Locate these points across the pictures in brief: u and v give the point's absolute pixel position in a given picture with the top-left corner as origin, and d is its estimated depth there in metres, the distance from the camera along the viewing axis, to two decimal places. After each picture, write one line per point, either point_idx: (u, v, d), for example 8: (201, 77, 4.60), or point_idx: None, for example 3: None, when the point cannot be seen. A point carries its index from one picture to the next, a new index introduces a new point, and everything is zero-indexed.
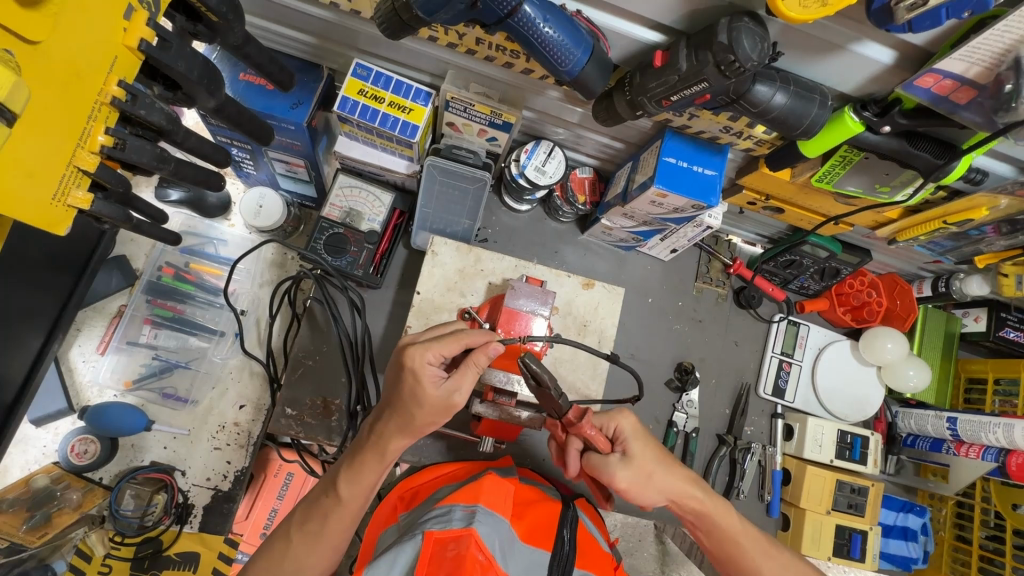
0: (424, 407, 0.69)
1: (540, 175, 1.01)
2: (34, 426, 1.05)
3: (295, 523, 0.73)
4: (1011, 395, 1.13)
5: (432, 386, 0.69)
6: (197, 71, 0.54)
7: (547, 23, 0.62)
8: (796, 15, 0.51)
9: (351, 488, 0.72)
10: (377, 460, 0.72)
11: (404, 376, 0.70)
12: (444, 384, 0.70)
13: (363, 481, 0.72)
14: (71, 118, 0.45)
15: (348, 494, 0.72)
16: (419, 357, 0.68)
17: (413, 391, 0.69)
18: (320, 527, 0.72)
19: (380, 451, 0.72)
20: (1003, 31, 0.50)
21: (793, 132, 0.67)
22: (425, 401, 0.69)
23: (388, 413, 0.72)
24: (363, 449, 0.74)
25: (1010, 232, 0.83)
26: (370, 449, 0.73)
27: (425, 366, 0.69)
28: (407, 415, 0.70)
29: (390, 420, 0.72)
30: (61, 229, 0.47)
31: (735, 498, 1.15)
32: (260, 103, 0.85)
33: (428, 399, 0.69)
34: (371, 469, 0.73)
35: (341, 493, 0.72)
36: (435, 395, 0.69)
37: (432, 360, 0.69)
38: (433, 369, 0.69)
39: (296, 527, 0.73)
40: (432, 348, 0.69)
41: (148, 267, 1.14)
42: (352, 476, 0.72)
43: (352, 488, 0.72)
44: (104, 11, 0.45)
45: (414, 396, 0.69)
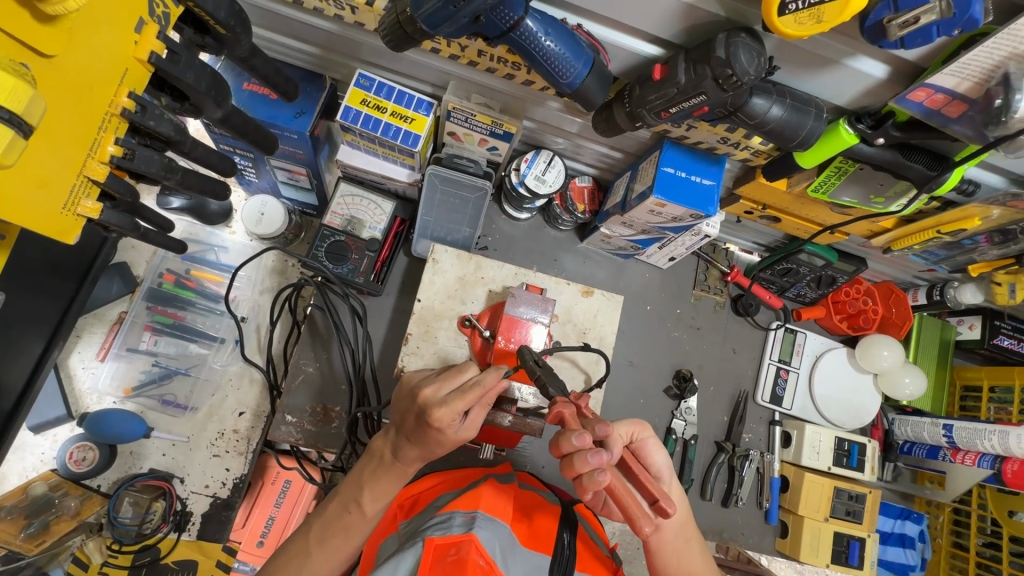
0: (445, 445, 0.68)
1: (539, 184, 1.02)
2: (33, 433, 1.05)
3: (315, 538, 0.73)
4: (1006, 402, 1.15)
5: (454, 431, 0.67)
6: (205, 82, 0.55)
7: (548, 37, 0.63)
8: (792, 32, 0.53)
9: (375, 504, 0.73)
10: (397, 479, 0.73)
11: (427, 429, 0.66)
12: (462, 424, 0.68)
13: (382, 490, 0.73)
14: (83, 129, 0.46)
15: (372, 510, 0.73)
16: (448, 419, 0.64)
17: (435, 436, 0.67)
18: (343, 543, 0.73)
19: (398, 470, 0.73)
20: (992, 47, 0.51)
21: (789, 143, 0.68)
22: (446, 442, 0.68)
23: (407, 443, 0.71)
24: (381, 472, 0.74)
25: (1002, 242, 0.85)
26: (388, 469, 0.73)
27: (448, 419, 0.65)
28: (426, 447, 0.69)
29: (410, 449, 0.71)
30: (70, 238, 0.47)
31: (733, 505, 1.16)
32: (264, 113, 0.86)
33: (448, 439, 0.68)
34: (390, 485, 0.73)
35: (366, 509, 0.73)
36: (455, 436, 0.68)
37: (455, 413, 0.65)
38: (456, 418, 0.66)
39: (315, 542, 0.73)
40: (457, 402, 0.64)
41: (149, 273, 1.14)
42: (375, 495, 0.74)
43: (376, 503, 0.73)
44: (117, 25, 0.46)
45: (434, 438, 0.68)
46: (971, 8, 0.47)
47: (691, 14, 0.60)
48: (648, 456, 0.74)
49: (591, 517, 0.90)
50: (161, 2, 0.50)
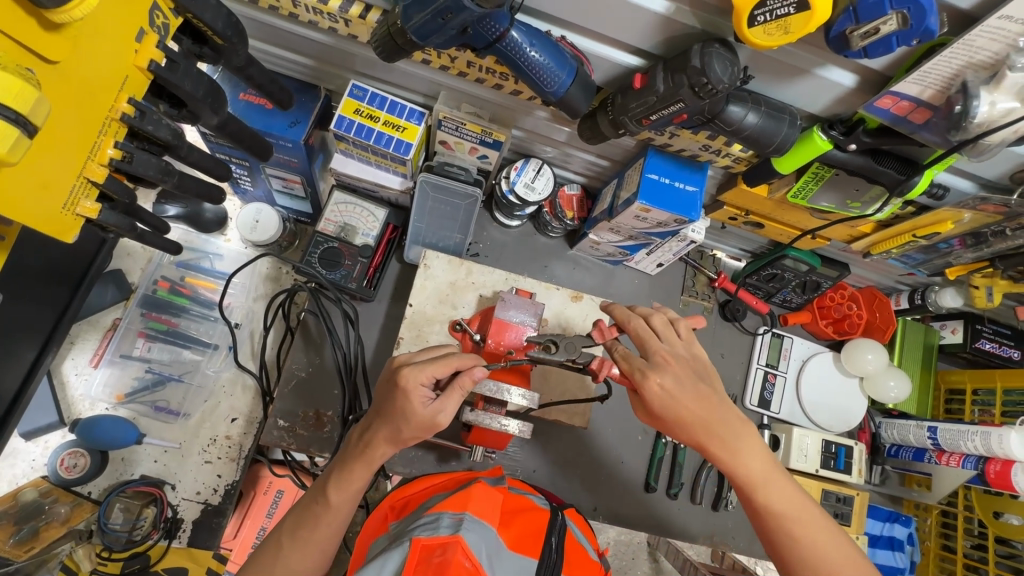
0: (411, 422, 0.69)
1: (529, 192, 1.05)
2: (24, 439, 1.05)
3: (287, 532, 0.73)
4: (989, 404, 1.17)
5: (420, 405, 0.68)
6: (202, 90, 0.57)
7: (533, 47, 0.66)
8: (761, 42, 0.56)
9: (339, 494, 0.73)
10: (362, 465, 0.73)
11: (395, 393, 0.69)
12: (431, 403, 0.69)
13: (351, 486, 0.73)
14: (84, 132, 0.48)
15: (337, 499, 0.73)
16: (412, 377, 0.68)
17: (402, 408, 0.69)
18: (309, 533, 0.72)
19: (366, 456, 0.73)
20: (950, 57, 0.54)
21: (765, 150, 0.71)
22: (411, 416, 0.69)
23: (378, 421, 0.72)
24: (350, 457, 0.74)
25: (975, 245, 0.88)
26: (358, 458, 0.73)
27: (416, 385, 0.68)
28: (394, 426, 0.70)
29: (380, 428, 0.72)
30: (69, 236, 0.49)
31: (723, 509, 1.17)
32: (259, 122, 0.88)
33: (414, 416, 0.69)
34: (356, 474, 0.73)
35: (331, 499, 0.73)
36: (420, 412, 0.69)
37: (425, 381, 0.69)
38: (425, 389, 0.69)
39: (287, 535, 0.73)
40: (428, 368, 0.69)
41: (144, 280, 1.15)
42: (340, 483, 0.73)
43: (340, 493, 0.73)
44: (118, 34, 0.49)
45: (402, 412, 0.69)
46: (927, 19, 0.50)
47: (668, 27, 0.63)
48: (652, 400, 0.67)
49: (579, 520, 0.90)
50: (161, 13, 0.53)
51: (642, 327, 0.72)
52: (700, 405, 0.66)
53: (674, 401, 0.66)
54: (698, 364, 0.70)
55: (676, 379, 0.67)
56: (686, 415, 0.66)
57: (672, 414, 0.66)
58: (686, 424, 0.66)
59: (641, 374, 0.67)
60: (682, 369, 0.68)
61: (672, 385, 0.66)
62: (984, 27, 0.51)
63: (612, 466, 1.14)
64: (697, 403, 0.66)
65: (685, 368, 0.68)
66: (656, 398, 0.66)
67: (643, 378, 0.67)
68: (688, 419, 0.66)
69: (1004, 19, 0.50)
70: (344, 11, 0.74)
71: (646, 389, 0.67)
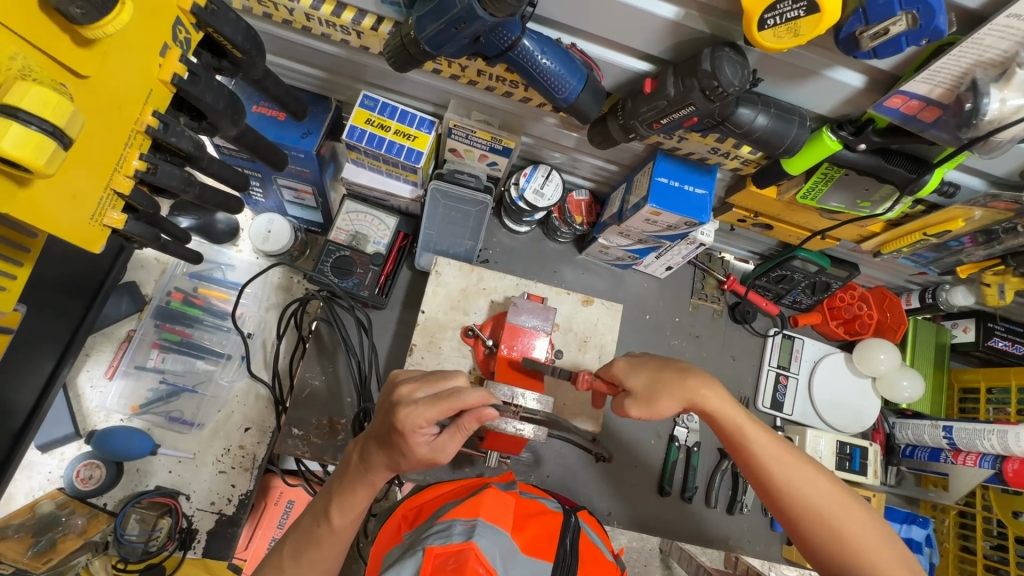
0: (410, 459, 0.67)
1: (538, 198, 1.06)
2: (40, 451, 1.05)
3: (288, 553, 0.72)
4: (1004, 403, 1.16)
5: (422, 446, 0.65)
6: (223, 102, 0.59)
7: (544, 55, 0.67)
8: (772, 45, 0.57)
9: (343, 519, 0.71)
10: (362, 491, 0.71)
11: (393, 431, 0.65)
12: (433, 442, 0.66)
13: (352, 509, 0.71)
14: (112, 145, 0.49)
15: (341, 523, 0.71)
16: (412, 422, 0.63)
17: (401, 445, 0.66)
18: (311, 557, 0.71)
19: (366, 481, 0.71)
20: (958, 56, 0.55)
21: (775, 151, 0.72)
22: (412, 455, 0.66)
23: (376, 451, 0.69)
24: (348, 481, 0.72)
25: (986, 242, 0.88)
26: (358, 479, 0.71)
27: (416, 431, 0.64)
28: (394, 457, 0.68)
29: (378, 457, 0.69)
30: (95, 247, 0.50)
31: (738, 513, 1.16)
32: (272, 133, 0.90)
33: (416, 455, 0.66)
34: (356, 498, 0.72)
35: (334, 521, 0.71)
36: (423, 453, 0.66)
37: (424, 423, 0.64)
38: (424, 431, 0.65)
39: (290, 553, 0.72)
40: (427, 413, 0.64)
41: (158, 291, 1.17)
42: (341, 507, 0.71)
43: (343, 518, 0.71)
44: (145, 49, 0.50)
45: (400, 448, 0.66)
46: (936, 19, 0.50)
47: (677, 32, 0.64)
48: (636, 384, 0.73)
49: (594, 523, 0.90)
50: (183, 28, 0.54)
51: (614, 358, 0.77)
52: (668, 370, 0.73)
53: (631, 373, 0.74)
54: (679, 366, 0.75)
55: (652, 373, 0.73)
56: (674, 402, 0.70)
57: (649, 383, 0.72)
58: (667, 382, 0.71)
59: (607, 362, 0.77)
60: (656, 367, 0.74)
61: (635, 360, 0.75)
62: (993, 26, 0.51)
63: (626, 471, 1.13)
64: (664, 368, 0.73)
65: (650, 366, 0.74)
66: (625, 371, 0.74)
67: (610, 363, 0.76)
68: (666, 379, 0.71)
69: (1013, 18, 0.50)
70: (357, 23, 0.75)
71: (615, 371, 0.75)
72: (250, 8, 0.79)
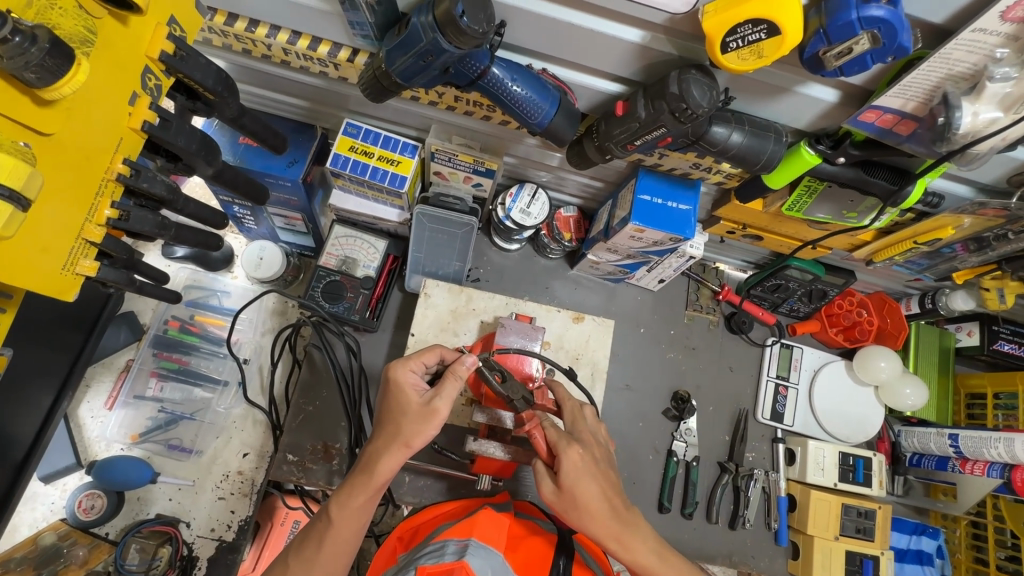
0: (409, 415, 0.72)
1: (525, 217, 1.06)
2: (43, 483, 1.07)
3: (293, 551, 0.73)
4: (1013, 408, 1.13)
5: (414, 392, 0.74)
6: (196, 144, 0.60)
7: (515, 82, 0.67)
8: (736, 66, 0.56)
9: (341, 510, 0.72)
10: (364, 483, 0.72)
11: (390, 391, 0.75)
12: (426, 393, 0.74)
13: (352, 504, 0.72)
14: (82, 196, 0.50)
15: (339, 516, 0.72)
16: (400, 366, 0.75)
17: (399, 401, 0.74)
18: (315, 554, 0.71)
19: (369, 473, 0.72)
20: (928, 70, 0.54)
21: (753, 167, 0.71)
22: (409, 409, 0.73)
23: (378, 432, 0.75)
24: (355, 476, 0.74)
25: (978, 249, 0.87)
26: (361, 473, 0.73)
27: (407, 375, 0.75)
28: (395, 424, 0.73)
29: (380, 437, 0.74)
30: (70, 295, 0.51)
31: (741, 528, 1.14)
32: (258, 164, 0.91)
33: (411, 406, 0.73)
34: (357, 488, 0.72)
35: (333, 515, 0.72)
36: (416, 402, 0.73)
37: (415, 369, 0.76)
38: (415, 377, 0.75)
39: (293, 553, 0.73)
40: (414, 358, 0.76)
41: (155, 320, 1.18)
42: (343, 499, 0.72)
43: (342, 511, 0.72)
44: (113, 101, 0.51)
45: (399, 406, 0.73)
46: (900, 37, 0.50)
47: (646, 54, 0.64)
48: (571, 477, 0.69)
49: (591, 547, 0.87)
50: (153, 75, 0.55)
51: (574, 410, 0.78)
52: (603, 498, 0.69)
53: (581, 476, 0.69)
54: (608, 454, 0.76)
55: (592, 459, 0.71)
56: (590, 501, 0.69)
57: (580, 497, 0.68)
58: (594, 511, 0.69)
59: (565, 442, 0.70)
60: (596, 452, 0.73)
61: (587, 462, 0.70)
62: (959, 40, 0.50)
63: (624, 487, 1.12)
64: (601, 494, 0.69)
65: (601, 454, 0.74)
66: (574, 468, 0.69)
67: (566, 447, 0.70)
68: (593, 510, 0.69)
69: (979, 32, 0.50)
70: (333, 56, 0.76)
71: (565, 458, 0.69)
72: (228, 44, 0.81)
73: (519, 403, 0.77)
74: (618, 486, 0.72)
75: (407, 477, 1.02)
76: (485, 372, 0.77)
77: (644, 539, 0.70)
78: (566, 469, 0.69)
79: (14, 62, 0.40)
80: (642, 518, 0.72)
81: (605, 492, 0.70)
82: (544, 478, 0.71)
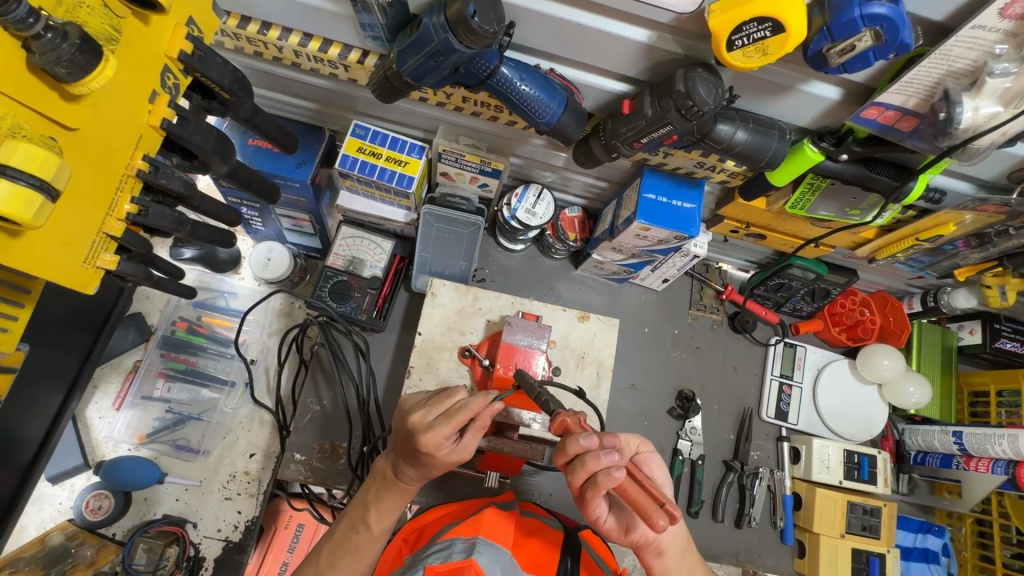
0: (439, 465, 0.71)
1: (531, 217, 1.07)
2: (50, 483, 1.08)
3: (326, 560, 0.76)
4: (1016, 406, 1.14)
5: (446, 454, 0.69)
6: (211, 142, 0.61)
7: (523, 81, 0.68)
8: (741, 64, 0.58)
9: (380, 521, 0.77)
10: (400, 495, 0.77)
11: (418, 451, 0.68)
12: (454, 446, 0.70)
13: (389, 513, 0.78)
14: (104, 191, 0.51)
15: (379, 527, 0.78)
16: (433, 438, 0.66)
17: (428, 459, 0.69)
18: (353, 563, 0.77)
19: (400, 486, 0.77)
20: (929, 67, 0.55)
21: (758, 164, 0.72)
22: (439, 462, 0.70)
23: (404, 463, 0.74)
24: (385, 487, 0.78)
25: (979, 245, 0.88)
26: (393, 490, 0.77)
27: (439, 442, 0.67)
28: (424, 468, 0.72)
29: (407, 468, 0.74)
30: (89, 288, 0.52)
31: (747, 526, 1.14)
32: (268, 166, 0.92)
33: (442, 462, 0.70)
34: (394, 502, 0.77)
35: (373, 527, 0.77)
36: (448, 457, 0.69)
37: (445, 433, 0.67)
38: (446, 440, 0.68)
39: (327, 561, 0.77)
40: (445, 425, 0.67)
41: (163, 321, 1.19)
42: (380, 509, 0.78)
43: (381, 521, 0.77)
44: (134, 99, 0.52)
45: (427, 459, 0.70)
46: (901, 34, 0.51)
47: (651, 54, 0.66)
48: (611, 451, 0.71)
49: (598, 544, 0.86)
50: (172, 74, 0.56)
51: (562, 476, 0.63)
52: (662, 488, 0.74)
53: None
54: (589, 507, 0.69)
55: None
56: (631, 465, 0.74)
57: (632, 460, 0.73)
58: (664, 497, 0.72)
59: None
60: None
61: None
62: (959, 37, 0.52)
63: None
64: None
65: None
66: None
67: None
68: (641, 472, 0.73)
69: (978, 29, 0.51)
70: (343, 58, 0.77)
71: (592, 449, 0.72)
72: (241, 47, 0.82)
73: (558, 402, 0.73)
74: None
75: None
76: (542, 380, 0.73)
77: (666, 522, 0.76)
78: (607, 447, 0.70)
79: (45, 58, 0.41)
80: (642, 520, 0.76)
81: None
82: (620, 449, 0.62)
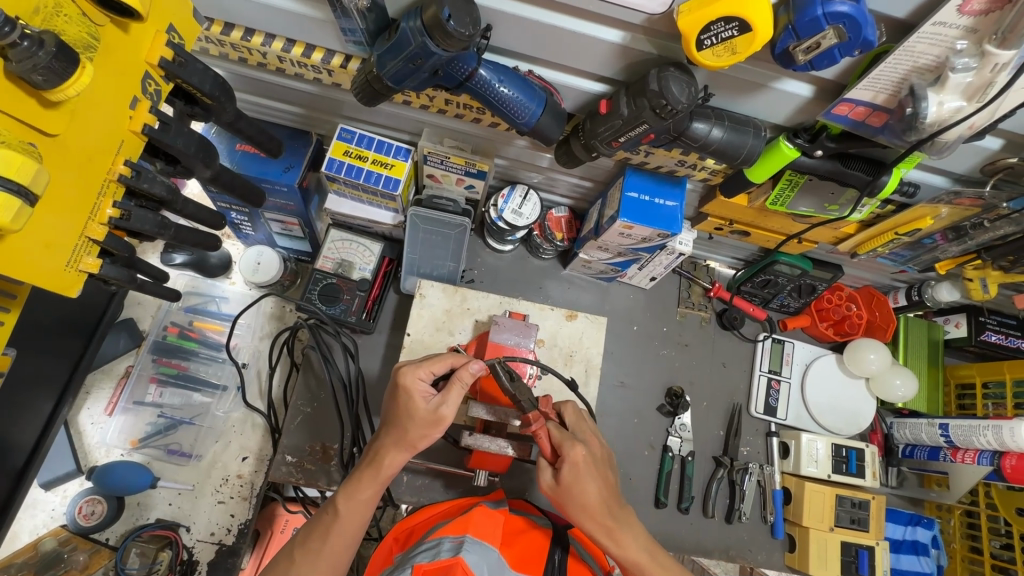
0: (416, 421, 0.73)
1: (517, 217, 1.08)
2: (43, 490, 1.08)
3: (297, 545, 0.74)
4: (1001, 397, 1.15)
5: (421, 399, 0.74)
6: (195, 146, 0.61)
7: (502, 83, 0.69)
8: (711, 63, 0.59)
9: (348, 504, 0.74)
10: (372, 476, 0.74)
11: (398, 394, 0.75)
12: (432, 399, 0.74)
13: (360, 496, 0.74)
14: (84, 196, 0.52)
15: (346, 510, 0.74)
16: (411, 373, 0.74)
17: (406, 406, 0.74)
18: (320, 546, 0.72)
19: (376, 467, 0.75)
20: (894, 64, 0.57)
21: (734, 161, 0.74)
22: (415, 415, 0.73)
23: (385, 430, 0.76)
24: (362, 467, 0.77)
25: (957, 238, 0.89)
26: (367, 466, 0.76)
27: (416, 383, 0.74)
28: (401, 428, 0.74)
29: (387, 436, 0.76)
30: (72, 291, 0.53)
31: (737, 521, 1.15)
32: (255, 169, 0.93)
33: (419, 413, 0.73)
34: (367, 484, 0.74)
35: (340, 508, 0.74)
36: (424, 408, 0.73)
37: (423, 377, 0.75)
38: (423, 386, 0.74)
39: (299, 547, 0.74)
40: (424, 365, 0.75)
41: (155, 327, 1.20)
42: (350, 491, 0.74)
43: (348, 504, 0.74)
44: (114, 106, 0.53)
45: (406, 410, 0.74)
46: (864, 31, 0.52)
47: (626, 54, 0.67)
48: (570, 476, 0.72)
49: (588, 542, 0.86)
50: (153, 81, 0.57)
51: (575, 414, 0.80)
52: (600, 496, 0.72)
53: (581, 479, 0.72)
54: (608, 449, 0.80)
55: (592, 458, 0.74)
56: (588, 498, 0.72)
57: (578, 494, 0.72)
58: (589, 509, 0.72)
59: (568, 443, 0.73)
60: (597, 449, 0.77)
61: (589, 464, 0.73)
62: (921, 33, 0.53)
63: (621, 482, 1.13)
64: (599, 492, 0.72)
65: (600, 453, 0.77)
66: (578, 464, 0.72)
67: (569, 449, 0.72)
68: (587, 505, 0.72)
69: (939, 25, 0.52)
70: (326, 63, 0.79)
71: (569, 457, 0.72)
72: (225, 53, 0.83)
73: (526, 404, 0.75)
74: (613, 487, 0.75)
75: (406, 476, 1.03)
76: (498, 368, 0.76)
77: (636, 537, 0.73)
78: (568, 470, 0.72)
79: (21, 65, 0.42)
80: (634, 516, 0.75)
81: (603, 492, 0.73)
82: (545, 474, 0.74)
